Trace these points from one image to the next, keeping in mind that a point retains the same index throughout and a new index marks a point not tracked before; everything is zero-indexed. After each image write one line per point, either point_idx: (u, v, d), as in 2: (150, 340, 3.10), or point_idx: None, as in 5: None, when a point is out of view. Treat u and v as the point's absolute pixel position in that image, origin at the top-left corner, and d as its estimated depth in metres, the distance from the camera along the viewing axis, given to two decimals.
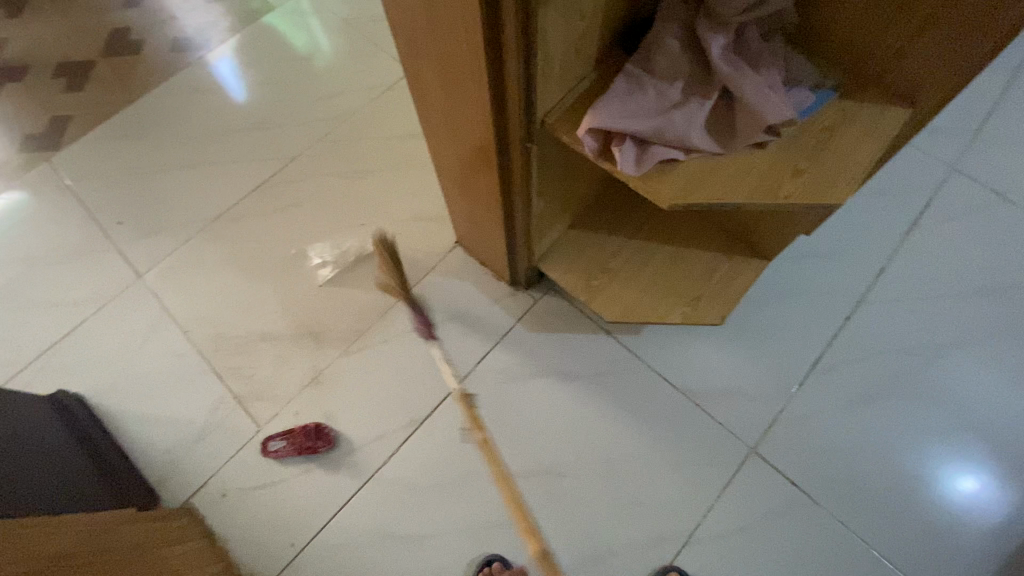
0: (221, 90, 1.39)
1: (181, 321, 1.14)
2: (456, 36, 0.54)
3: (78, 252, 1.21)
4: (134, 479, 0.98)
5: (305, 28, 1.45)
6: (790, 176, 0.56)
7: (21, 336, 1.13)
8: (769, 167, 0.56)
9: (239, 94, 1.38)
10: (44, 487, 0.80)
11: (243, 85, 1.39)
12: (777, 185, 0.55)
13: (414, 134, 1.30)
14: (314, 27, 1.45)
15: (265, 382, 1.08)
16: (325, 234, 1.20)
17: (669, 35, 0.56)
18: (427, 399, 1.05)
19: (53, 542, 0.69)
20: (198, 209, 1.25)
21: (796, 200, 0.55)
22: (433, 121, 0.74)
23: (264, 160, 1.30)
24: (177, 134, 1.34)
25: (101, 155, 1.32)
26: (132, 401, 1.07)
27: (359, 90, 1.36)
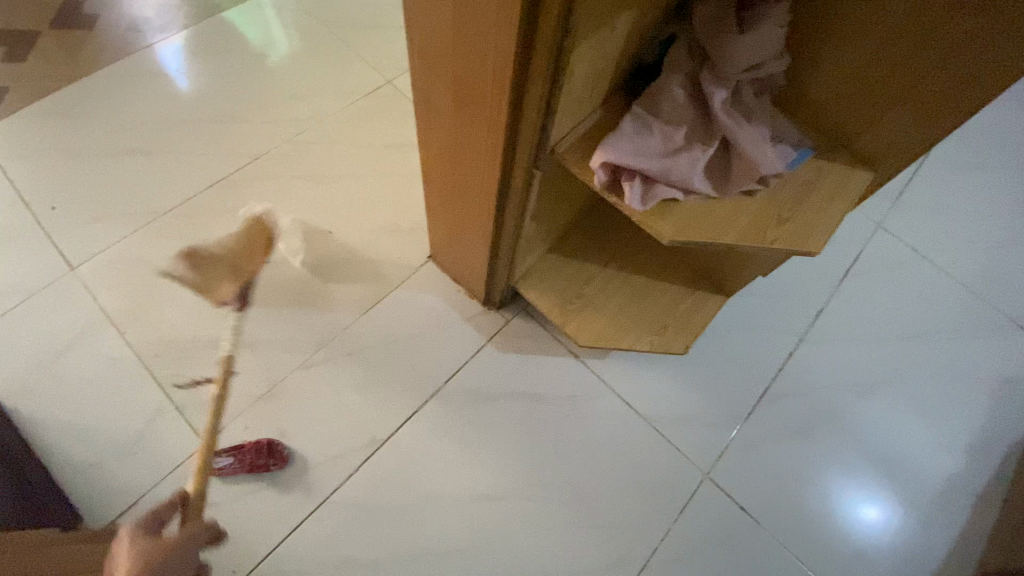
0: (162, 75, 1.30)
1: (120, 321, 1.04)
2: (480, 57, 0.56)
3: (1, 237, 1.09)
4: (56, 498, 0.88)
5: (260, 23, 1.40)
6: (774, 224, 0.62)
7: None
8: (756, 213, 0.62)
9: (181, 81, 1.30)
10: None
11: (184, 72, 1.31)
12: (763, 231, 0.61)
13: (391, 145, 1.29)
14: (270, 23, 1.41)
15: (213, 392, 1.00)
16: (290, 238, 1.15)
17: (676, 84, 0.60)
18: (390, 416, 1.01)
19: None
20: (146, 200, 1.16)
21: (779, 245, 0.61)
22: (433, 136, 0.75)
23: (227, 155, 1.23)
24: (127, 119, 1.24)
25: (35, 133, 1.20)
26: (54, 408, 0.97)
27: (334, 95, 1.34)
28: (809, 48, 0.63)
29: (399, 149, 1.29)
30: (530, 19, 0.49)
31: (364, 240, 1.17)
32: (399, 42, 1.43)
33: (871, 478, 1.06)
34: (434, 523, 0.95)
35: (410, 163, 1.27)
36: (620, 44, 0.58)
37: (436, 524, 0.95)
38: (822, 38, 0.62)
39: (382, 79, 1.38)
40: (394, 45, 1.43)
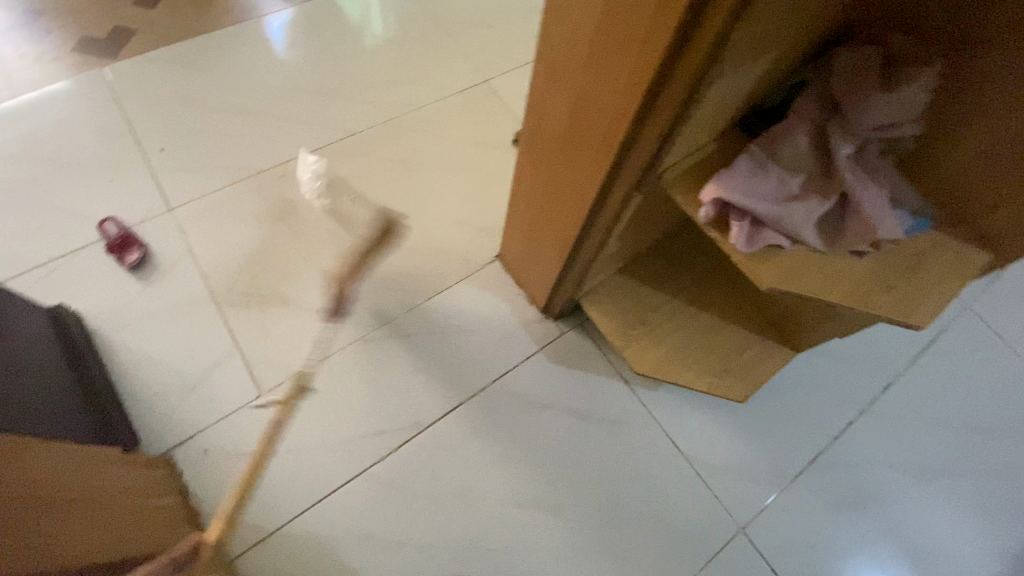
0: (264, 39, 1.37)
1: (203, 264, 1.10)
2: (613, 74, 0.56)
3: (113, 168, 1.17)
4: (120, 416, 0.94)
5: (365, 5, 1.46)
6: (875, 289, 0.59)
7: (34, 238, 1.08)
8: (857, 274, 0.60)
9: (280, 47, 1.37)
10: (44, 410, 0.77)
11: (285, 39, 1.38)
12: (860, 294, 0.59)
13: (479, 143, 1.31)
14: (376, 6, 1.47)
15: (276, 348, 1.04)
16: (370, 216, 1.19)
17: (801, 131, 0.59)
18: (436, 404, 1.03)
19: (100, 474, 0.73)
20: (244, 156, 1.22)
21: (876, 311, 0.59)
22: (538, 142, 0.76)
23: (324, 126, 1.28)
24: (239, 78, 1.31)
25: (157, 78, 1.29)
26: (132, 335, 1.03)
27: (432, 86, 1.37)
28: (946, 117, 0.61)
29: (486, 148, 1.31)
30: (678, 46, 0.49)
31: (437, 230, 1.20)
32: (502, 45, 1.46)
33: (904, 569, 0.99)
34: (463, 517, 0.96)
35: (495, 163, 1.30)
36: (752, 82, 0.58)
37: (464, 519, 0.95)
38: (963, 109, 0.59)
39: (480, 77, 1.41)
40: (498, 47, 1.46)
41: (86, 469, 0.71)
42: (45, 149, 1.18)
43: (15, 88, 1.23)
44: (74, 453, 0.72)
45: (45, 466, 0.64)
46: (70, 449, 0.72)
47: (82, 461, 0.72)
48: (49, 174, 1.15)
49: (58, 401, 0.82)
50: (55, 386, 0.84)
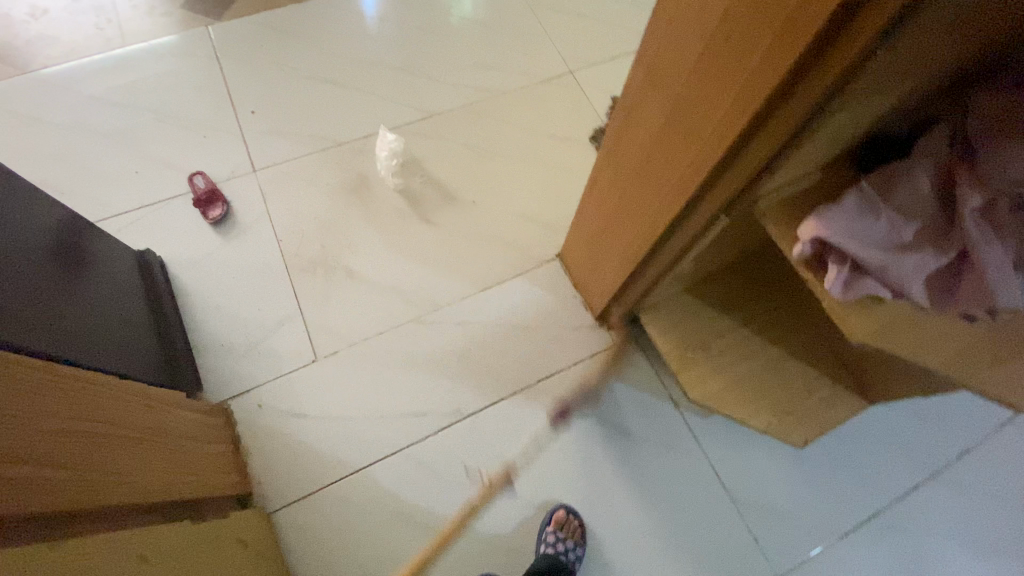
0: (355, 8, 1.40)
1: (277, 227, 1.14)
2: (719, 90, 0.51)
3: (207, 126, 1.23)
4: (188, 362, 0.99)
5: None
6: (978, 361, 0.53)
7: (132, 184, 1.16)
8: (960, 341, 0.53)
9: (370, 17, 1.39)
10: (121, 350, 0.83)
11: (376, 10, 1.40)
12: (959, 364, 0.53)
13: (555, 136, 1.29)
14: None
15: (334, 317, 1.07)
16: (438, 199, 1.20)
17: (923, 173, 0.53)
18: (479, 396, 1.03)
19: (166, 418, 0.78)
20: (327, 125, 1.25)
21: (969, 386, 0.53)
22: (622, 148, 0.72)
23: (405, 104, 1.29)
24: (329, 48, 1.34)
25: (255, 42, 1.34)
26: (206, 286, 1.09)
27: (515, 73, 1.35)
28: None
29: (561, 142, 1.28)
30: (800, 70, 0.44)
31: (502, 221, 1.19)
32: (591, 36, 1.42)
33: None
34: (491, 512, 0.96)
35: (568, 160, 1.27)
36: (875, 114, 0.52)
37: (492, 513, 0.96)
38: None
39: (565, 68, 1.37)
40: (586, 38, 1.42)
41: (156, 412, 0.76)
42: (150, 101, 1.25)
43: (129, 41, 1.31)
44: (147, 396, 0.77)
45: (121, 407, 0.69)
46: (144, 392, 0.76)
47: (152, 403, 0.77)
48: (150, 125, 1.23)
49: (134, 343, 0.88)
50: (134, 329, 0.90)
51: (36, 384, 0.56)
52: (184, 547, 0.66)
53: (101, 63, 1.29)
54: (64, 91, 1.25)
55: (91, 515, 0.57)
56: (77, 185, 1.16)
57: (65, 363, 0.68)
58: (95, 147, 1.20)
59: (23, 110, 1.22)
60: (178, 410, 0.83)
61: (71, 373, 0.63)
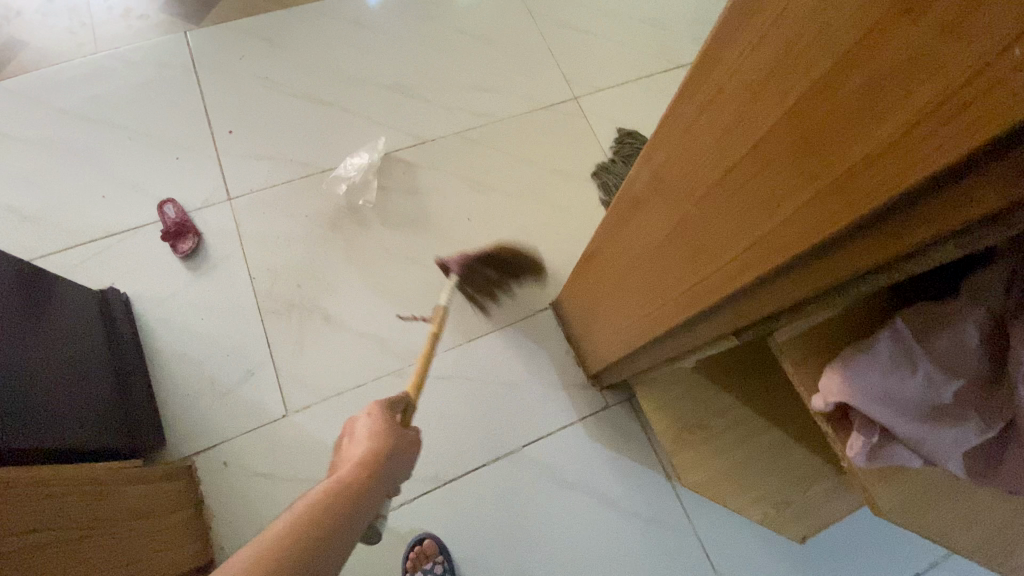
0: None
1: (252, 264, 1.06)
2: (737, 225, 0.43)
3: (181, 146, 1.14)
4: (149, 415, 0.93)
5: None
6: (971, 522, 0.50)
7: (97, 210, 1.08)
8: (971, 506, 0.50)
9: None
10: (71, 421, 0.76)
11: None
12: (947, 525, 0.50)
13: (554, 170, 1.20)
14: None
15: (308, 366, 1.01)
16: (426, 237, 1.12)
17: (970, 324, 0.44)
18: (460, 460, 0.97)
19: (109, 504, 0.71)
20: (310, 149, 1.16)
21: (960, 551, 0.50)
22: (621, 237, 0.64)
23: (395, 128, 1.20)
24: (317, 61, 1.24)
25: (236, 51, 1.24)
26: (173, 327, 1.02)
27: (516, 97, 1.26)
28: None
29: (561, 176, 1.20)
30: (839, 240, 0.36)
31: (494, 264, 1.11)
32: (597, 58, 1.33)
33: None
34: None
35: (568, 197, 1.18)
36: None
37: None
38: None
39: (569, 92, 1.28)
40: (593, 60, 1.32)
41: (95, 500, 0.69)
42: (121, 116, 1.16)
43: (100, 45, 1.21)
44: (85, 480, 0.69)
45: (52, 505, 0.62)
46: (81, 477, 0.69)
47: (92, 489, 0.69)
48: (120, 143, 1.14)
49: (85, 406, 0.80)
50: (88, 386, 0.83)
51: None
52: None
53: (69, 70, 1.19)
54: (28, 101, 1.15)
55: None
56: (38, 208, 1.08)
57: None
58: (59, 166, 1.11)
59: None
60: (129, 487, 0.76)
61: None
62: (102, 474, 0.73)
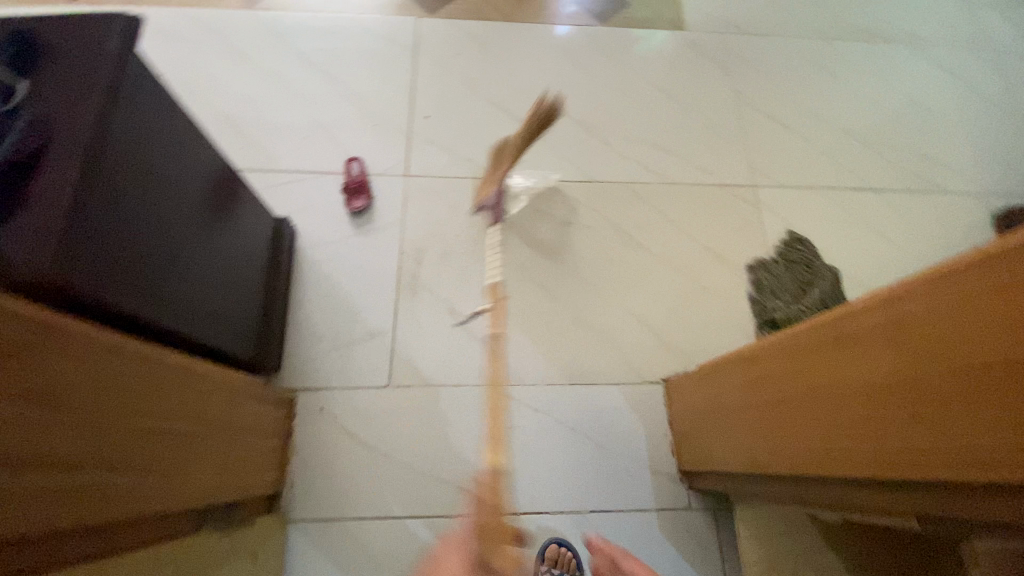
0: (545, 19, 1.39)
1: (405, 239, 1.13)
2: (983, 422, 0.40)
3: (381, 115, 1.24)
4: (276, 341, 1.00)
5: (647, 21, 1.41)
6: None
7: (296, 146, 1.20)
8: None
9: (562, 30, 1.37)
10: (222, 329, 0.84)
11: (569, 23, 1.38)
12: None
13: (710, 250, 1.17)
14: (657, 34, 1.39)
15: (420, 351, 1.04)
16: (566, 271, 1.13)
17: None
18: (526, 496, 0.96)
19: (231, 413, 0.76)
20: (488, 154, 1.22)
21: None
22: (801, 363, 0.61)
23: (570, 160, 1.23)
24: (521, 77, 1.31)
25: (454, 47, 1.33)
26: (320, 270, 1.10)
27: (694, 168, 1.25)
28: None
29: (714, 259, 1.17)
30: None
31: (621, 320, 1.10)
32: (789, 157, 1.28)
33: None
34: None
35: (715, 282, 1.15)
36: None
37: None
38: None
39: (748, 179, 1.25)
40: (783, 156, 1.28)
41: (225, 405, 0.75)
42: (342, 72, 1.29)
43: (347, 7, 1.36)
44: (225, 384, 0.76)
45: (196, 398, 0.67)
46: (224, 380, 0.76)
47: (225, 395, 0.75)
48: (333, 97, 1.26)
49: (234, 316, 0.88)
50: (240, 297, 0.90)
51: (127, 381, 0.54)
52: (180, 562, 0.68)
53: (315, 21, 1.34)
54: (275, 38, 1.31)
55: (112, 533, 0.55)
56: (251, 130, 1.21)
57: (150, 341, 0.67)
58: (280, 100, 1.24)
59: (237, 45, 1.29)
60: (247, 402, 0.82)
61: (163, 356, 0.62)
62: (236, 384, 0.80)
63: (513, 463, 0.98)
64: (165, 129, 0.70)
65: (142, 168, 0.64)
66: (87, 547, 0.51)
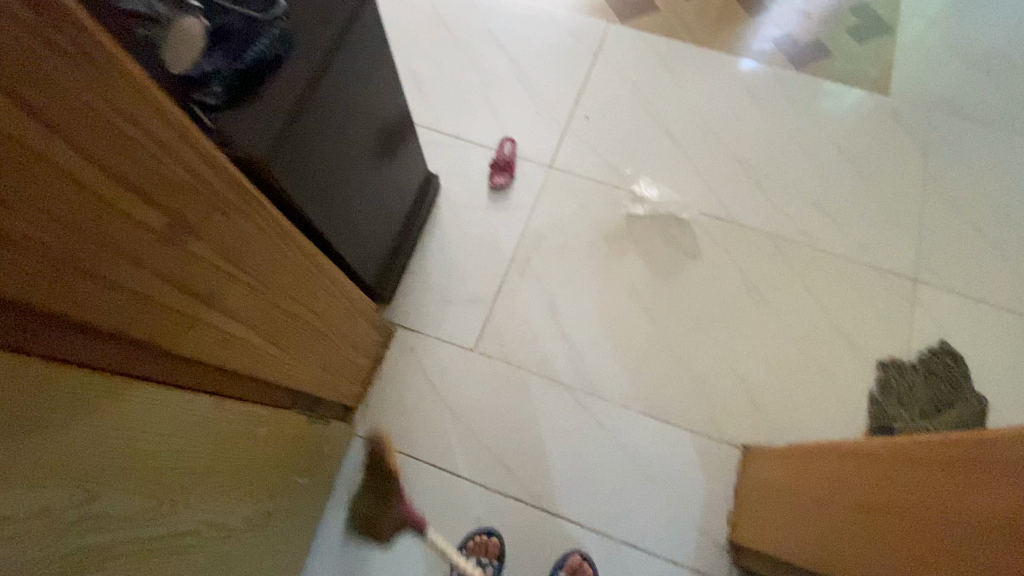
0: (736, 52, 1.34)
1: (530, 224, 1.17)
2: None
3: (546, 105, 1.30)
4: (395, 278, 1.10)
5: (848, 79, 1.31)
6: None
7: (463, 113, 1.30)
8: None
9: (751, 66, 1.32)
10: (360, 250, 0.94)
11: (760, 61, 1.33)
12: None
13: (839, 331, 1.07)
14: (854, 93, 1.29)
15: (512, 330, 1.09)
16: (675, 303, 1.10)
17: None
18: (566, 501, 0.97)
19: (345, 324, 0.86)
20: (634, 167, 1.22)
21: None
22: (906, 475, 0.55)
23: (715, 196, 1.19)
24: (691, 102, 1.29)
25: (634, 57, 1.34)
26: (449, 229, 1.18)
27: (849, 241, 1.15)
28: None
29: (841, 342, 1.07)
30: None
31: (717, 370, 1.05)
32: (969, 260, 1.13)
33: None
34: None
35: (834, 365, 1.05)
36: None
37: None
38: None
39: (909, 270, 1.12)
40: (962, 257, 1.13)
41: (343, 316, 0.84)
42: (523, 57, 1.35)
43: None
44: (350, 298, 0.85)
45: (326, 296, 0.77)
46: (351, 295, 0.85)
47: (347, 307, 0.85)
48: (508, 77, 1.33)
49: (371, 244, 0.98)
50: (380, 229, 1.01)
51: (285, 260, 0.64)
52: (290, 436, 0.78)
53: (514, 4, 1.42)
54: (476, 12, 1.41)
55: (242, 383, 0.64)
56: (430, 89, 1.32)
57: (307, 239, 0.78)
58: (462, 68, 1.34)
59: (442, 11, 1.42)
60: (359, 321, 0.91)
61: (315, 254, 0.71)
62: (359, 301, 0.89)
63: (564, 465, 0.99)
64: (366, 67, 0.80)
65: (341, 94, 0.75)
66: (223, 384, 0.61)
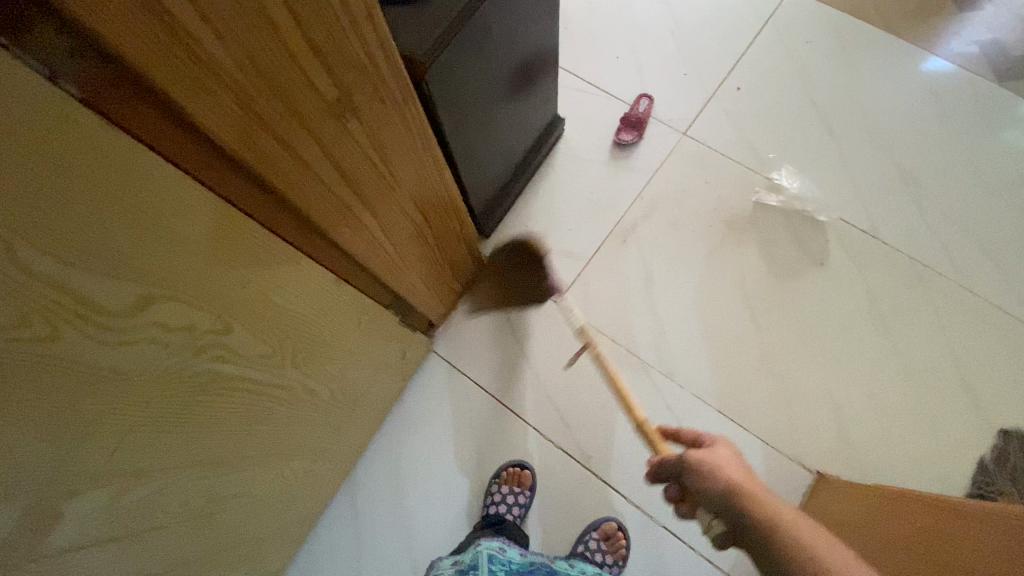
0: (932, 48, 1.16)
1: (647, 190, 1.12)
2: None
3: (695, 67, 1.20)
4: (500, 214, 1.10)
5: None
6: None
7: (605, 60, 1.23)
8: None
9: (945, 67, 1.15)
10: (478, 175, 0.94)
11: (958, 63, 1.15)
12: None
13: (964, 383, 0.96)
14: None
15: (603, 292, 1.06)
16: (782, 307, 1.03)
17: None
18: (616, 470, 0.97)
19: (450, 245, 0.88)
20: (776, 153, 1.12)
21: None
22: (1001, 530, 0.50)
23: (860, 204, 1.07)
24: (861, 95, 1.14)
25: (807, 34, 1.20)
26: (563, 176, 1.15)
27: (1009, 288, 1.00)
28: None
29: (963, 395, 0.95)
30: None
31: (810, 388, 0.98)
32: None
33: None
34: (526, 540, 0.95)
35: (947, 418, 0.94)
36: None
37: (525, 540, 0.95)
38: None
39: None
40: None
41: (450, 236, 0.86)
42: (682, 11, 1.25)
43: None
44: (461, 221, 0.86)
45: (443, 213, 0.78)
46: (462, 218, 0.86)
47: (455, 229, 0.86)
48: (661, 30, 1.24)
49: (488, 173, 0.98)
50: (500, 161, 1.00)
51: (420, 165, 0.65)
52: (382, 334, 0.82)
53: None
54: None
55: (358, 273, 0.68)
56: (576, 28, 1.27)
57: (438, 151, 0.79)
58: (615, 12, 1.27)
59: None
60: (461, 246, 0.93)
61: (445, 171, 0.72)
62: (466, 226, 0.90)
63: (622, 436, 0.98)
64: None
65: (503, 14, 0.74)
66: (344, 269, 0.65)
